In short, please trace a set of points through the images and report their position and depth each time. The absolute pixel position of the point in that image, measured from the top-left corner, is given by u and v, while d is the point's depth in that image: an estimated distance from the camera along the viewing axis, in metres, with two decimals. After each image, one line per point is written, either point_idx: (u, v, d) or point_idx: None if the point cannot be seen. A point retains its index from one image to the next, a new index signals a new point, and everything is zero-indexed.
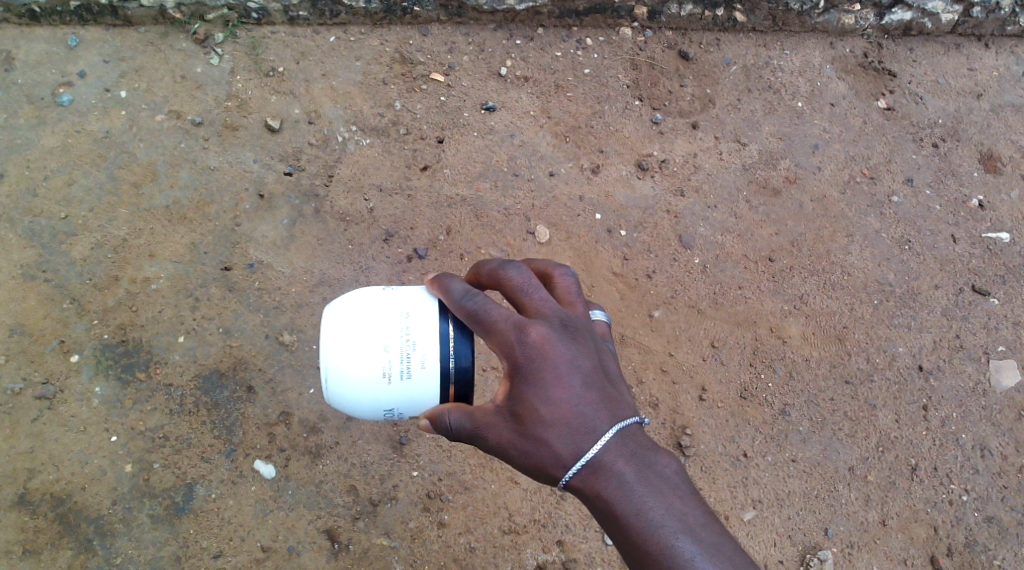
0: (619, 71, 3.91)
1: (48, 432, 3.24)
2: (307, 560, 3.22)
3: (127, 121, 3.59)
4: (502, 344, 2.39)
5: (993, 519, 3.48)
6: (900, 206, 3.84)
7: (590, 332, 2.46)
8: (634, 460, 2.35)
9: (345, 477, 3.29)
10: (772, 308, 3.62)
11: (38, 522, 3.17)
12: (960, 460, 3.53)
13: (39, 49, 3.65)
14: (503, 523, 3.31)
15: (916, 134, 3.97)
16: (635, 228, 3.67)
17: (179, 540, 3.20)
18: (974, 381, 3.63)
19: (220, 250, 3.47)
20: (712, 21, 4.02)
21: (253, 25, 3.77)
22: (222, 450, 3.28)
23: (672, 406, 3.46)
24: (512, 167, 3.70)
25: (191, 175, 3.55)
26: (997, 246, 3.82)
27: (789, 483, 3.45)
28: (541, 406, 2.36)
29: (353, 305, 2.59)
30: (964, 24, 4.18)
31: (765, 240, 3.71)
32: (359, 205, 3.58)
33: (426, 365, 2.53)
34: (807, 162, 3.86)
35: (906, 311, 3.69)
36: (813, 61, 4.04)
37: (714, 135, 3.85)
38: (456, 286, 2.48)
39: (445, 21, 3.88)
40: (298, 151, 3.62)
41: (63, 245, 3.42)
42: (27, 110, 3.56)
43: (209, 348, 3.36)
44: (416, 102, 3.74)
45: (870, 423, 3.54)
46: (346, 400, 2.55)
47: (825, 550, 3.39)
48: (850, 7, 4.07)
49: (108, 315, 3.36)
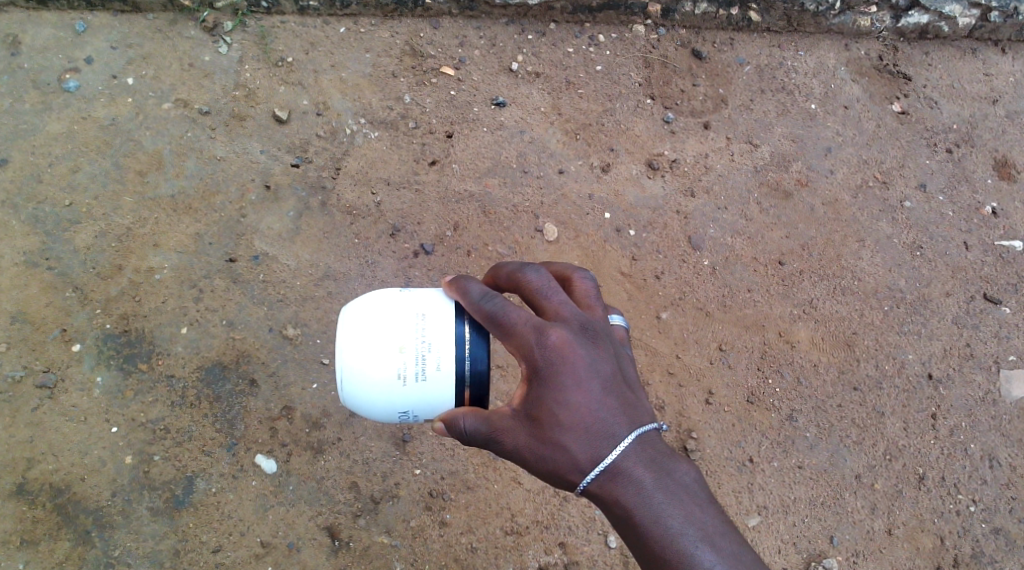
0: (632, 68, 3.87)
1: (48, 421, 3.21)
2: (306, 557, 3.19)
3: (134, 108, 3.55)
4: (520, 347, 2.35)
5: (1001, 530, 3.45)
6: (913, 212, 3.80)
7: (610, 336, 2.43)
8: (654, 467, 2.32)
9: (346, 473, 3.26)
10: (781, 312, 3.58)
11: (36, 513, 3.14)
12: (968, 469, 3.50)
13: (47, 34, 3.61)
14: (505, 524, 3.28)
15: (930, 139, 3.93)
16: (644, 227, 3.63)
17: (178, 533, 3.17)
18: (984, 391, 3.60)
19: (225, 241, 3.43)
20: (726, 20, 3.98)
21: (263, 15, 3.74)
22: (223, 444, 3.25)
23: (678, 409, 3.43)
24: (521, 164, 3.66)
25: (197, 165, 3.51)
26: (1010, 253, 3.79)
27: (795, 489, 3.42)
28: (559, 410, 2.33)
29: (369, 306, 2.55)
30: (981, 29, 4.13)
31: (776, 243, 3.67)
32: (366, 198, 3.54)
33: (441, 367, 2.49)
34: (819, 165, 3.82)
35: (917, 317, 3.65)
36: (827, 62, 4.00)
37: (725, 134, 3.81)
38: (474, 287, 2.45)
39: (457, 15, 3.84)
40: (305, 143, 3.59)
41: (67, 233, 3.39)
42: (32, 96, 3.52)
43: (212, 340, 3.32)
44: (425, 96, 3.71)
45: (878, 430, 3.50)
46: (361, 401, 2.52)
47: (831, 559, 3.36)
48: (866, 8, 4.02)
49: (111, 304, 3.33)
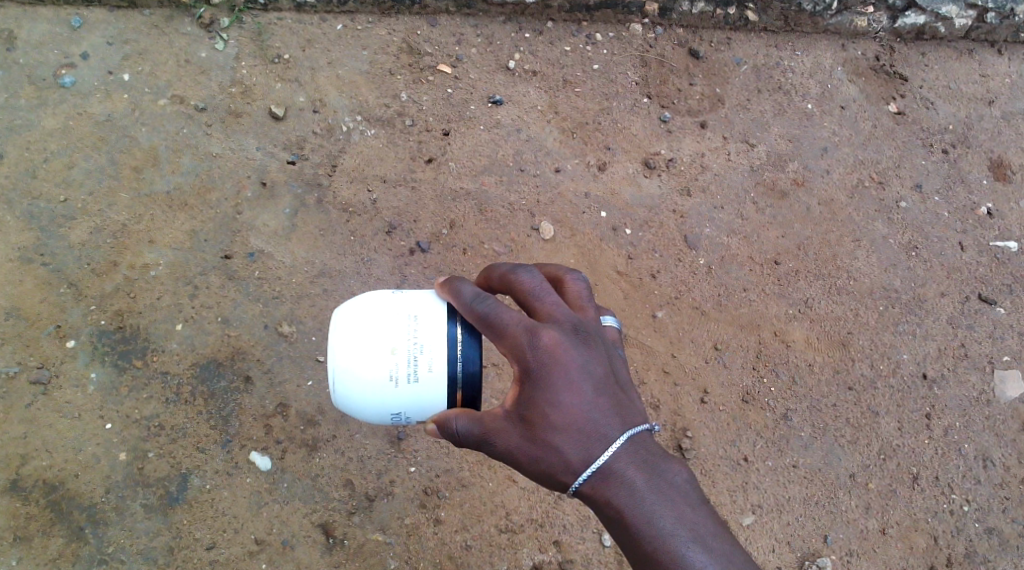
0: (629, 67, 3.87)
1: (42, 417, 3.20)
2: (300, 554, 3.19)
3: (131, 104, 3.55)
4: (513, 349, 2.35)
5: (995, 530, 3.46)
6: (908, 212, 3.81)
7: (602, 337, 2.43)
8: (646, 468, 2.32)
9: (341, 471, 3.25)
10: (777, 312, 3.58)
11: (29, 509, 3.13)
12: (962, 469, 3.51)
13: (43, 29, 3.60)
14: (499, 522, 3.28)
15: (926, 139, 3.93)
16: (641, 227, 3.63)
17: (171, 530, 3.17)
18: (979, 391, 3.60)
19: (220, 238, 3.43)
20: (723, 19, 3.98)
21: (259, 11, 3.73)
22: (218, 441, 3.24)
23: (673, 408, 3.43)
24: (518, 163, 3.66)
25: (193, 161, 3.51)
26: (1005, 254, 3.79)
27: (790, 488, 3.42)
28: (552, 411, 2.33)
29: (361, 307, 2.55)
30: (977, 30, 4.14)
31: (772, 243, 3.67)
32: (362, 196, 3.54)
33: (434, 368, 2.49)
34: (815, 165, 3.82)
35: (912, 317, 3.66)
36: (824, 63, 4.00)
37: (722, 134, 3.81)
38: (466, 288, 2.44)
39: (453, 13, 3.83)
40: (301, 140, 3.59)
41: (61, 229, 3.38)
42: (27, 91, 3.51)
43: (207, 337, 3.32)
44: (422, 93, 3.70)
45: (874, 430, 3.51)
46: (353, 402, 2.51)
47: (825, 558, 3.36)
48: (863, 9, 4.02)
49: (105, 301, 3.32)
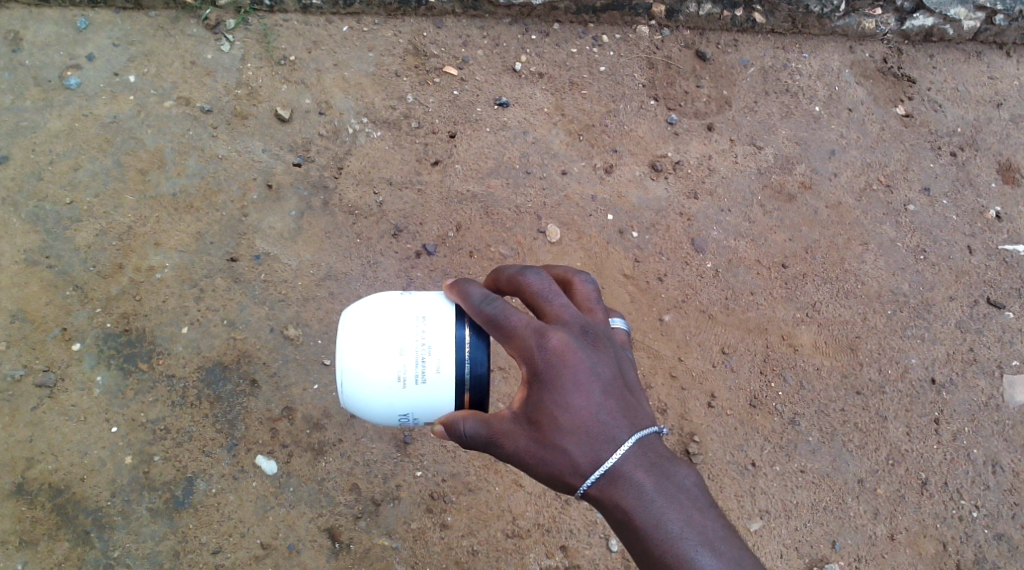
0: (635, 69, 3.86)
1: (48, 421, 3.20)
2: (306, 559, 3.18)
3: (136, 106, 3.53)
4: (521, 350, 2.34)
5: (1004, 536, 3.44)
6: (916, 215, 3.79)
7: (610, 339, 2.41)
8: (654, 470, 2.31)
9: (347, 475, 3.24)
10: (785, 316, 3.57)
11: (35, 513, 3.12)
12: (971, 475, 3.49)
13: (48, 30, 3.59)
14: (506, 527, 3.27)
15: (934, 142, 3.92)
16: (647, 230, 3.62)
17: (177, 534, 3.16)
18: (987, 396, 3.59)
19: (226, 241, 3.42)
20: (730, 21, 3.97)
21: (265, 13, 3.73)
22: (224, 444, 3.23)
23: (681, 412, 3.42)
24: (524, 165, 3.65)
25: (199, 164, 3.49)
26: (1014, 258, 3.78)
27: (798, 494, 3.40)
28: (560, 413, 2.32)
29: (370, 308, 2.54)
30: (986, 32, 4.13)
31: (780, 246, 3.66)
32: (368, 199, 3.53)
33: (441, 370, 2.48)
34: (822, 168, 3.80)
35: (920, 322, 3.64)
36: (832, 65, 3.99)
37: (728, 136, 3.80)
38: (475, 290, 2.42)
39: (460, 14, 3.83)
40: (307, 142, 3.57)
41: (67, 231, 3.37)
42: (33, 93, 3.50)
43: (212, 340, 3.31)
44: (428, 95, 3.69)
45: (882, 435, 3.49)
46: (361, 404, 2.50)
47: (832, 564, 3.35)
48: (870, 11, 4.03)
49: (111, 304, 3.32)
